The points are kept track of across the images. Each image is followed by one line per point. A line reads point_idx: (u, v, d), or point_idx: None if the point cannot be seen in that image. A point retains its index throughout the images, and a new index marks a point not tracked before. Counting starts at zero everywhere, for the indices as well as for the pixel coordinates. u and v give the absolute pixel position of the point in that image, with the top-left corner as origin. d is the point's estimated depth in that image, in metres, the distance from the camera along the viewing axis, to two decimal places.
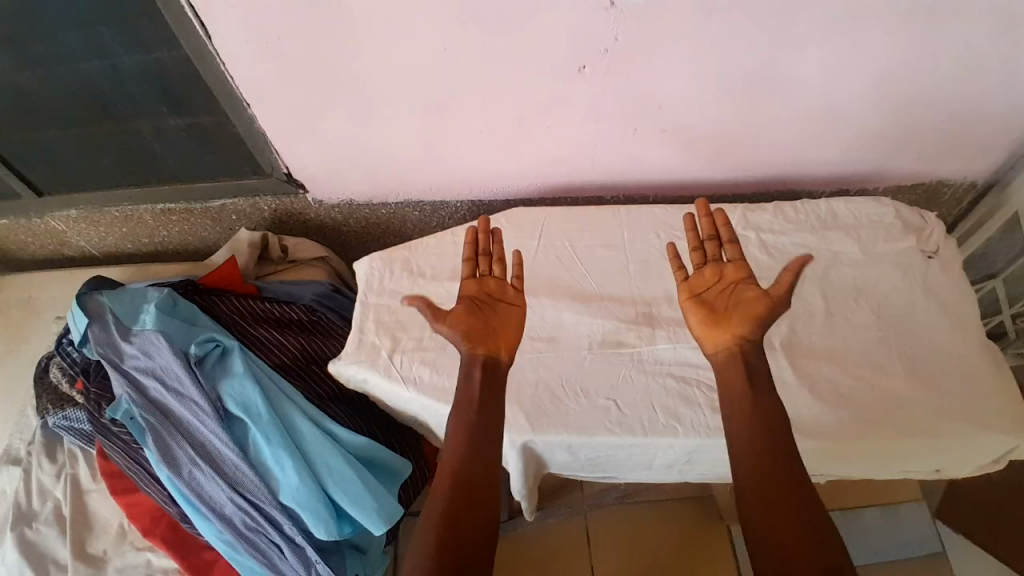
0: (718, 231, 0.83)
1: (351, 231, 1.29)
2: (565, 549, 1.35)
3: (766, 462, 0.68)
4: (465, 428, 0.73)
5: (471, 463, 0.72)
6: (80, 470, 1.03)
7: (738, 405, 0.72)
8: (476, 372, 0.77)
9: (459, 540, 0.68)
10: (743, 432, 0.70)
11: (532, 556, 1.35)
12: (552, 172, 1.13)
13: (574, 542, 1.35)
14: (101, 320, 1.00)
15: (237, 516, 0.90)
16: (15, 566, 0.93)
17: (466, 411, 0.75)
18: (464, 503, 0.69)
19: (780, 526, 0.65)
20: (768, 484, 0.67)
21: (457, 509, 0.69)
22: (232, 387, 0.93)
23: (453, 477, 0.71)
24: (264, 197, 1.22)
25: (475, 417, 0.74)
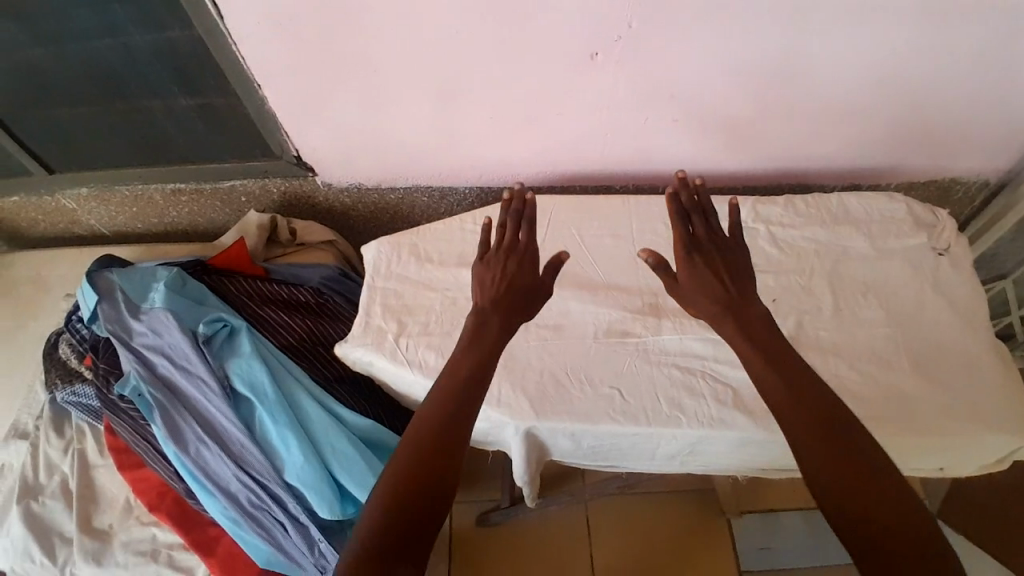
0: (695, 209, 0.82)
1: (359, 216, 1.29)
2: (565, 538, 1.36)
3: (816, 422, 0.66)
4: (470, 368, 0.73)
5: (443, 451, 0.67)
6: (87, 446, 1.04)
7: (765, 369, 0.70)
8: (491, 319, 0.77)
9: (417, 501, 0.65)
10: (776, 383, 0.69)
11: (532, 544, 1.36)
12: (562, 160, 1.13)
13: (574, 531, 1.36)
14: (111, 297, 1.01)
15: (242, 493, 0.91)
16: (20, 538, 0.94)
17: (474, 350, 0.74)
18: (438, 446, 0.68)
19: (846, 481, 0.63)
20: (817, 419, 0.66)
21: (417, 485, 0.66)
22: (240, 366, 0.95)
23: (422, 453, 0.67)
24: (273, 179, 1.22)
25: (480, 358, 0.74)
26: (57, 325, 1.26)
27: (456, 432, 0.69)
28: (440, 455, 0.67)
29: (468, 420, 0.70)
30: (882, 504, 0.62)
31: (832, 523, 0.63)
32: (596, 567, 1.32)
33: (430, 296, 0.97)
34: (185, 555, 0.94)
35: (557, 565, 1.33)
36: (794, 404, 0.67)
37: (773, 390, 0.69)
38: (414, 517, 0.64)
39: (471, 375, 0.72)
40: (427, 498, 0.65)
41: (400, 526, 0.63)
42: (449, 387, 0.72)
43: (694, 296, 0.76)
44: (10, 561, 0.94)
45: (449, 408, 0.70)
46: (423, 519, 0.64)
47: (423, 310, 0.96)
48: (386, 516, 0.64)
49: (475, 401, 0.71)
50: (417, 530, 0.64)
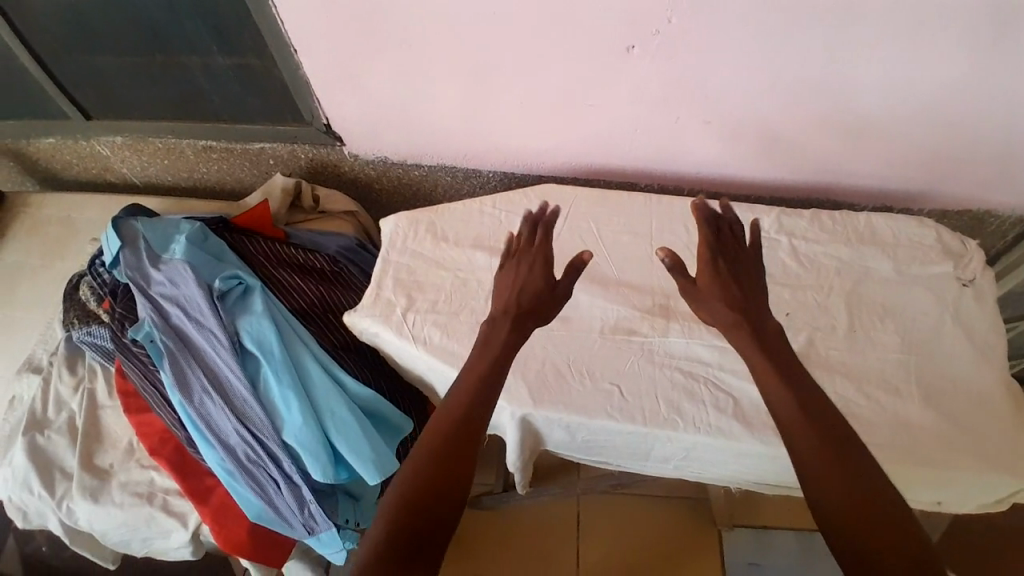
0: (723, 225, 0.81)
1: (382, 189, 1.30)
2: (555, 531, 1.37)
3: (822, 436, 0.66)
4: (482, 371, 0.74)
5: (454, 451, 0.68)
6: (97, 386, 1.05)
7: (768, 383, 0.70)
8: (505, 322, 0.78)
9: (429, 500, 0.66)
10: (784, 398, 0.68)
11: (522, 531, 1.37)
12: (590, 152, 1.12)
13: (565, 525, 1.37)
14: (134, 245, 1.03)
15: (240, 447, 0.91)
16: (23, 469, 0.97)
17: (488, 352, 0.75)
18: (448, 444, 0.69)
19: (849, 500, 0.62)
20: (824, 439, 0.66)
21: (429, 486, 0.66)
22: (251, 323, 0.96)
23: (432, 451, 0.68)
24: (302, 145, 1.22)
25: (492, 362, 0.75)
26: (80, 266, 1.29)
27: (467, 430, 0.70)
28: (450, 455, 0.68)
29: (478, 421, 0.71)
30: (883, 528, 0.61)
31: (830, 540, 0.62)
32: (581, 567, 1.32)
33: (442, 274, 0.98)
34: (179, 502, 0.95)
35: (543, 563, 1.33)
36: (798, 418, 0.67)
37: (780, 401, 0.69)
38: (425, 518, 0.65)
39: (482, 377, 0.74)
40: (438, 498, 0.66)
41: (412, 526, 0.64)
42: (462, 388, 0.73)
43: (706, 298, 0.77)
44: (11, 488, 0.98)
45: (462, 409, 0.71)
46: (433, 521, 0.65)
47: (434, 287, 0.97)
48: (398, 515, 0.65)
49: (487, 404, 0.72)
50: (428, 531, 0.64)
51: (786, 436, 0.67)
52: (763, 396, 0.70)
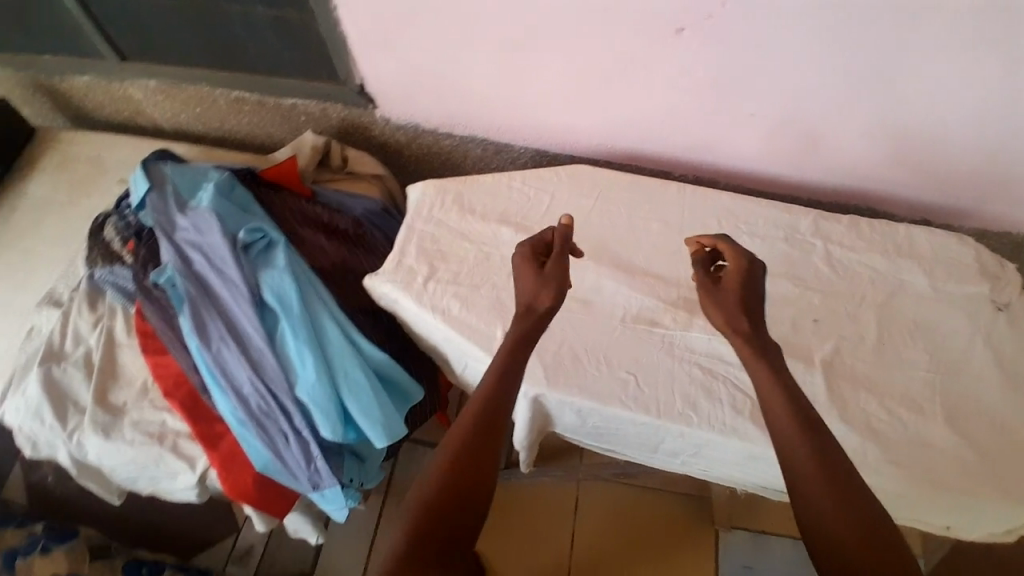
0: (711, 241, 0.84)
1: (411, 156, 1.28)
2: (551, 513, 1.37)
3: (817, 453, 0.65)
4: (499, 373, 0.73)
5: (474, 456, 0.68)
6: (116, 324, 1.05)
7: (771, 396, 0.69)
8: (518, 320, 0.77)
9: (452, 505, 0.66)
10: (784, 414, 0.68)
11: (519, 510, 1.38)
12: (626, 136, 1.09)
13: (562, 508, 1.38)
14: (162, 189, 1.02)
15: (253, 398, 0.92)
16: (37, 399, 0.99)
17: (506, 355, 0.75)
18: (468, 449, 0.69)
19: (840, 522, 0.61)
20: (820, 457, 0.65)
21: (452, 492, 0.66)
22: (272, 277, 0.95)
23: (453, 458, 0.68)
24: (335, 104, 1.21)
25: (509, 364, 0.74)
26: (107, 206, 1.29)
27: (487, 436, 0.70)
28: (471, 461, 0.68)
29: (497, 426, 0.71)
30: (873, 553, 0.60)
31: (813, 558, 0.62)
32: (573, 552, 1.33)
33: (464, 247, 0.97)
34: (190, 445, 0.96)
35: (534, 548, 1.34)
36: (798, 432, 0.66)
37: (780, 415, 0.68)
38: (448, 523, 0.65)
39: (498, 380, 0.73)
40: (461, 504, 0.66)
41: (435, 531, 0.64)
42: (481, 392, 0.72)
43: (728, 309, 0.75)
44: (24, 417, 0.99)
45: (480, 414, 0.71)
46: (455, 526, 0.65)
47: (456, 259, 0.96)
48: (421, 521, 0.65)
49: (505, 406, 0.72)
50: (451, 540, 0.64)
51: (781, 453, 0.67)
52: (764, 408, 0.70)
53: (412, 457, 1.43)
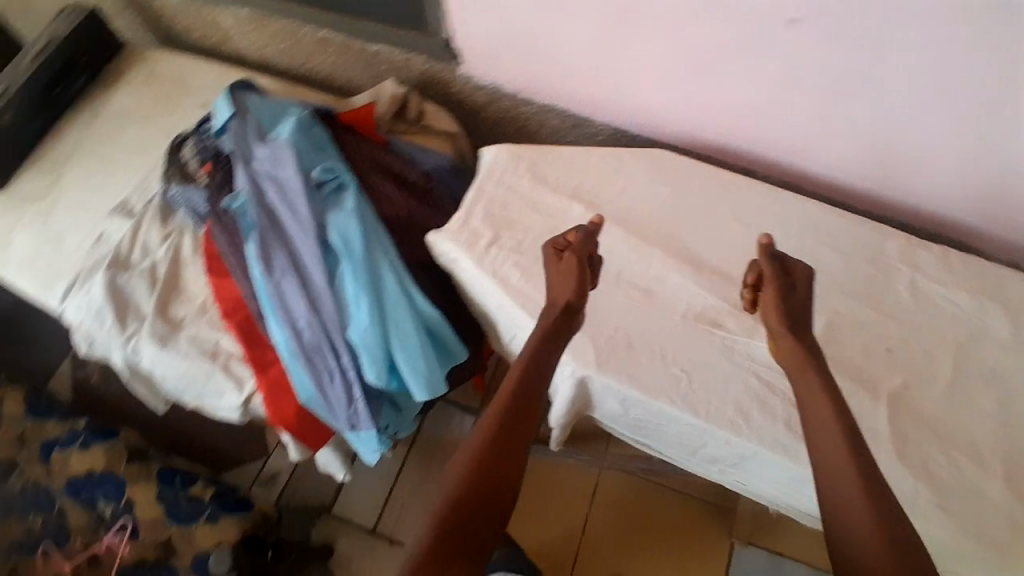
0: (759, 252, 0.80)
1: (485, 119, 1.25)
2: (568, 495, 1.40)
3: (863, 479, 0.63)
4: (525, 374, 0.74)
5: (500, 456, 0.69)
6: (184, 242, 1.09)
7: (819, 421, 0.68)
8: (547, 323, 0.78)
9: (479, 502, 0.66)
10: (826, 443, 0.66)
11: (538, 487, 1.41)
12: (714, 127, 1.05)
13: (579, 492, 1.40)
14: (244, 116, 1.03)
15: (306, 333, 0.94)
16: (100, 301, 1.02)
17: (534, 357, 0.75)
18: (496, 447, 0.69)
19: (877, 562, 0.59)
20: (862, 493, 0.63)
21: (480, 489, 0.66)
22: (339, 220, 0.96)
23: (481, 455, 0.68)
24: (418, 56, 1.18)
25: (535, 366, 0.75)
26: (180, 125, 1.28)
27: (512, 435, 0.70)
28: (496, 459, 0.69)
29: (521, 427, 0.71)
30: None
31: None
32: (584, 535, 1.37)
33: (532, 216, 0.95)
34: (241, 367, 0.99)
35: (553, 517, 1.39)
36: (847, 459, 0.65)
37: (831, 439, 0.66)
38: (475, 520, 0.65)
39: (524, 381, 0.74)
40: (487, 501, 0.66)
41: (462, 526, 0.64)
42: (508, 391, 0.73)
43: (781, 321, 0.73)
44: (86, 316, 1.03)
45: (506, 413, 0.71)
46: (482, 524, 0.65)
47: (522, 228, 0.94)
48: (449, 515, 0.65)
49: (529, 408, 0.73)
50: (476, 537, 0.65)
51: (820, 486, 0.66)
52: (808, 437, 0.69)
53: (441, 415, 1.45)
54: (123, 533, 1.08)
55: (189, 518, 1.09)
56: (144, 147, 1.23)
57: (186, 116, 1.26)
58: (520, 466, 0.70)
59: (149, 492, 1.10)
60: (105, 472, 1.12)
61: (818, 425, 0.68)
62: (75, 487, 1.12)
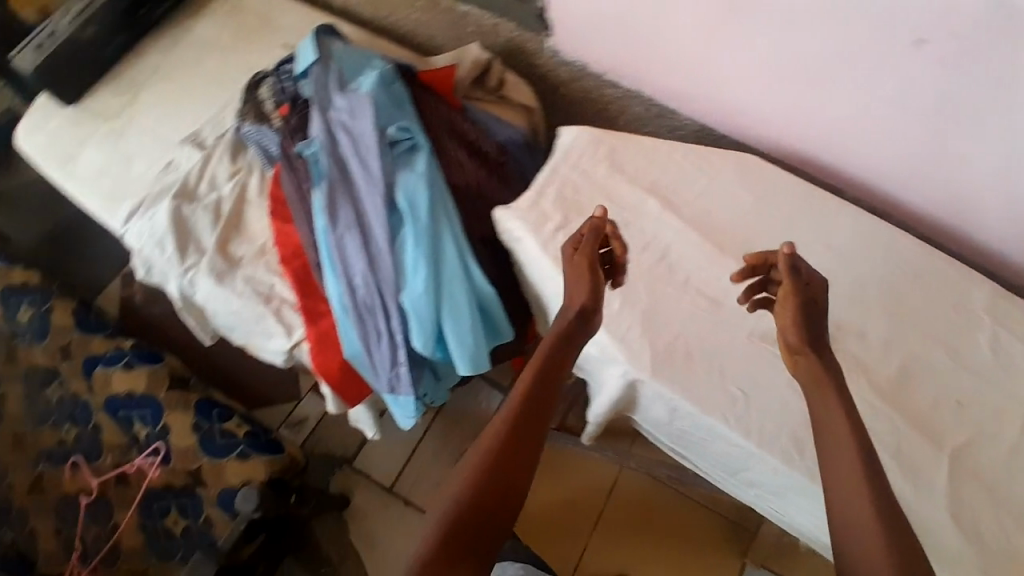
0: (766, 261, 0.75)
1: (565, 97, 1.20)
2: (587, 485, 1.42)
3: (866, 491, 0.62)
4: (533, 386, 0.73)
5: (504, 469, 0.68)
6: (251, 181, 1.09)
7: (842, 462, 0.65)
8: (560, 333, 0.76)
9: (479, 515, 0.66)
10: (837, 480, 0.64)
11: (559, 471, 1.43)
12: (808, 138, 0.99)
13: (598, 485, 1.42)
14: (327, 62, 1.01)
15: (361, 291, 0.93)
16: (163, 229, 1.03)
17: (544, 369, 0.73)
18: (500, 461, 0.68)
19: None
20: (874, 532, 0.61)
21: (480, 503, 0.66)
22: (408, 182, 0.94)
23: (484, 468, 0.67)
24: (508, 23, 1.13)
25: (544, 378, 0.73)
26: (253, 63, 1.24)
27: (516, 448, 0.69)
28: (501, 473, 0.67)
29: (526, 439, 0.70)
30: None
31: None
32: (596, 527, 1.39)
33: (604, 205, 0.92)
34: (292, 315, 0.99)
35: (569, 500, 1.41)
36: (857, 472, 0.63)
37: (842, 450, 0.65)
38: (474, 532, 0.65)
39: (531, 392, 0.73)
40: (488, 514, 0.66)
41: (461, 536, 0.64)
42: (513, 402, 0.72)
43: (798, 334, 0.71)
44: (147, 241, 1.04)
45: (512, 426, 0.70)
46: (481, 536, 0.65)
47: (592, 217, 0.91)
48: (448, 525, 0.65)
49: (536, 420, 0.72)
50: (474, 549, 0.64)
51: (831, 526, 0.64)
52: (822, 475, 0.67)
53: (473, 388, 1.45)
54: (155, 456, 1.12)
55: (221, 452, 1.11)
56: (221, 80, 1.22)
57: (265, 55, 1.24)
58: (523, 479, 0.69)
59: (185, 420, 1.13)
60: (146, 395, 1.15)
61: (829, 434, 0.67)
62: (115, 405, 1.16)
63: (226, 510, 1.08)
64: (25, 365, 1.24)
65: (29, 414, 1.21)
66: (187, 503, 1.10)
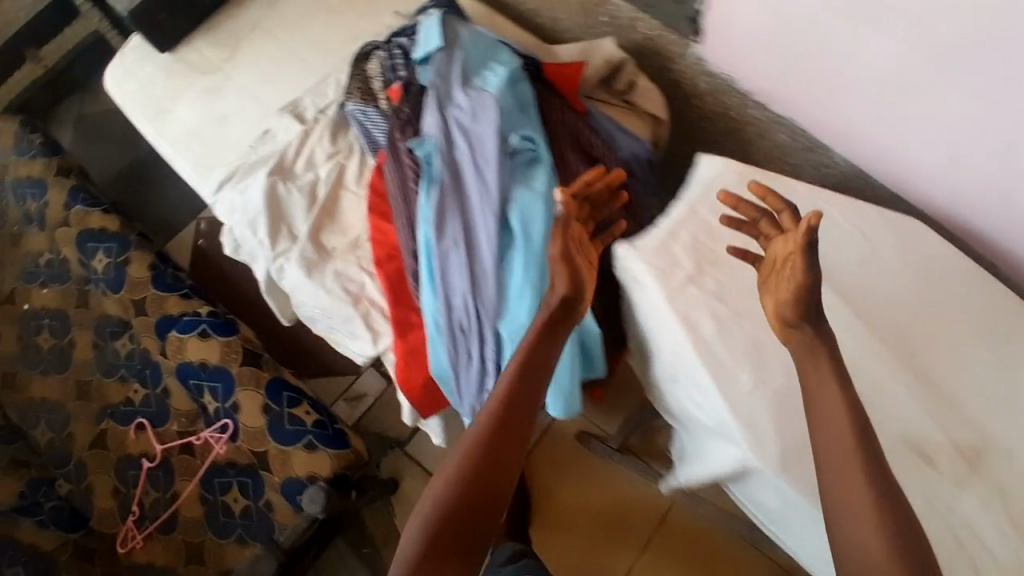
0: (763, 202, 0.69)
1: (698, 109, 1.06)
2: (639, 508, 1.38)
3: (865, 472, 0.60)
4: (524, 371, 0.70)
5: (494, 461, 0.66)
6: (350, 166, 1.03)
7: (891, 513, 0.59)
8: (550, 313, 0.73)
9: (469, 509, 0.64)
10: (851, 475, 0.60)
11: (612, 488, 1.40)
12: (983, 216, 0.84)
13: (650, 510, 1.38)
14: (451, 50, 0.91)
15: (458, 311, 0.86)
16: (257, 209, 0.98)
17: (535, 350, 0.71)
18: (491, 450, 0.66)
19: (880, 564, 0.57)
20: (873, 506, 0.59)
21: (469, 496, 0.64)
22: (525, 200, 0.85)
23: (473, 459, 0.65)
24: (651, 19, 1.00)
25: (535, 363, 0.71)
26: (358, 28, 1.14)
27: (507, 438, 0.67)
28: (490, 463, 0.66)
29: (518, 427, 0.68)
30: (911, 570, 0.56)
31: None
32: (642, 551, 1.35)
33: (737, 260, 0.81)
34: (381, 321, 0.94)
35: (597, 511, 1.39)
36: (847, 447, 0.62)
37: (835, 425, 0.62)
38: (463, 524, 0.63)
39: (522, 378, 0.70)
40: (478, 508, 0.64)
41: (450, 530, 0.63)
42: (502, 388, 0.70)
43: (796, 308, 0.65)
44: (240, 220, 0.99)
45: (502, 414, 0.68)
46: (471, 528, 0.63)
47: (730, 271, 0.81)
48: (435, 516, 0.63)
49: (529, 407, 0.69)
50: (462, 542, 0.63)
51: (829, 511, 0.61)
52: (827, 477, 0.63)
53: None
54: (223, 432, 1.12)
55: (289, 439, 1.09)
56: (324, 46, 1.13)
57: (374, 23, 1.13)
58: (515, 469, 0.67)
59: (255, 401, 1.11)
60: (218, 368, 1.14)
61: (825, 412, 0.63)
62: (186, 373, 1.15)
63: (290, 500, 1.07)
64: (98, 312, 1.27)
65: (98, 363, 1.24)
66: (248, 483, 1.10)
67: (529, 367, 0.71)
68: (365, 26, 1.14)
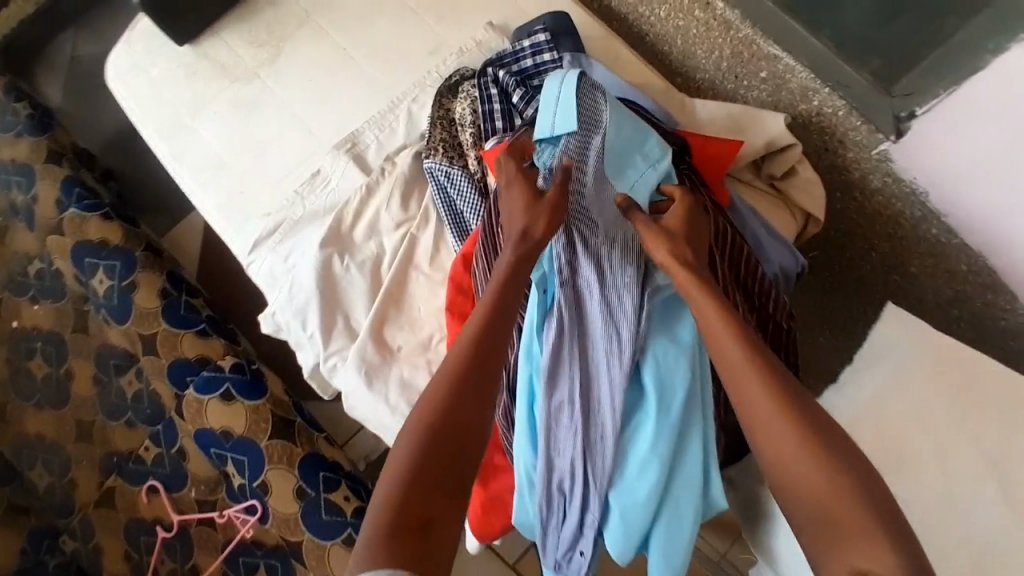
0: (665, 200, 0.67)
1: (859, 204, 0.76)
2: None
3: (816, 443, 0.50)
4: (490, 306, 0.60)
5: (467, 411, 0.56)
6: (422, 237, 0.80)
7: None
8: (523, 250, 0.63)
9: (445, 464, 0.54)
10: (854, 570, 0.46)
11: None
12: None
13: None
14: (587, 131, 0.71)
15: (561, 472, 0.69)
16: (307, 292, 0.79)
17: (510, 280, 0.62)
18: (460, 396, 0.56)
19: None
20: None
21: (445, 453, 0.54)
22: (666, 354, 0.67)
23: (441, 407, 0.56)
24: (836, 97, 0.74)
25: (504, 295, 0.61)
26: (439, 42, 0.88)
27: (481, 380, 0.58)
28: (461, 415, 0.56)
29: (491, 365, 0.58)
30: None
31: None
32: None
33: (889, 477, 0.60)
34: None
35: None
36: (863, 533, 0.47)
37: (729, 355, 0.55)
38: (438, 483, 0.53)
39: (493, 314, 0.60)
40: (455, 461, 0.54)
41: (426, 490, 0.53)
42: (470, 328, 0.60)
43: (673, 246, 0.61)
44: (284, 303, 0.80)
45: (471, 357, 0.58)
46: (451, 485, 0.54)
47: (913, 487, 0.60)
48: (405, 476, 0.53)
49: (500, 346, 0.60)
50: (443, 501, 0.53)
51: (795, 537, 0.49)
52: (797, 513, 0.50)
53: None
54: (251, 513, 0.98)
55: (326, 532, 0.93)
56: (395, 63, 0.88)
57: (460, 34, 0.88)
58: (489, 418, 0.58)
59: (288, 482, 0.95)
60: (245, 439, 0.98)
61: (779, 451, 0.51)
62: (207, 440, 1.00)
63: None
64: (99, 342, 1.08)
65: (101, 403, 1.08)
66: (277, 566, 0.96)
67: (501, 302, 0.61)
68: (449, 39, 0.88)
